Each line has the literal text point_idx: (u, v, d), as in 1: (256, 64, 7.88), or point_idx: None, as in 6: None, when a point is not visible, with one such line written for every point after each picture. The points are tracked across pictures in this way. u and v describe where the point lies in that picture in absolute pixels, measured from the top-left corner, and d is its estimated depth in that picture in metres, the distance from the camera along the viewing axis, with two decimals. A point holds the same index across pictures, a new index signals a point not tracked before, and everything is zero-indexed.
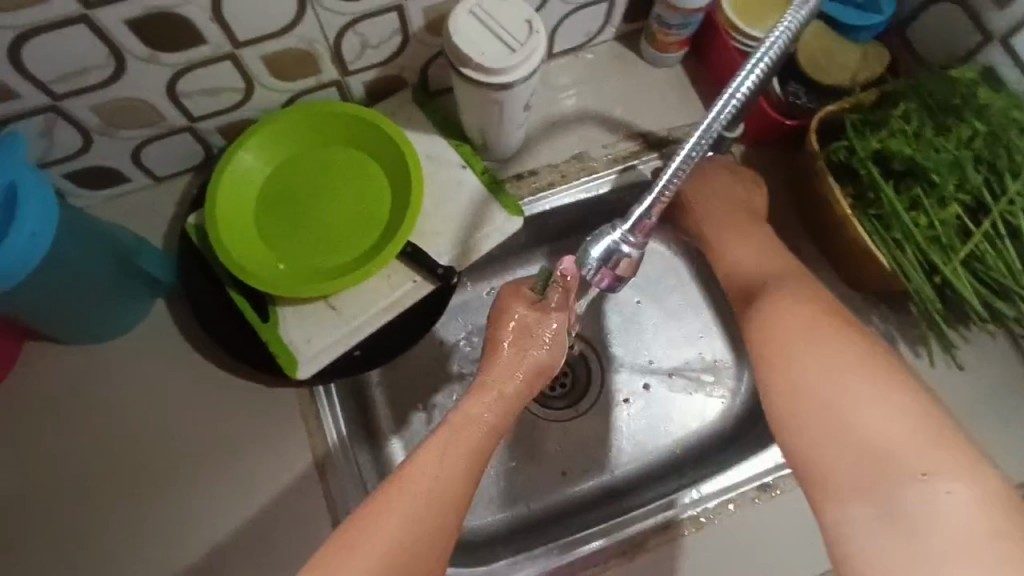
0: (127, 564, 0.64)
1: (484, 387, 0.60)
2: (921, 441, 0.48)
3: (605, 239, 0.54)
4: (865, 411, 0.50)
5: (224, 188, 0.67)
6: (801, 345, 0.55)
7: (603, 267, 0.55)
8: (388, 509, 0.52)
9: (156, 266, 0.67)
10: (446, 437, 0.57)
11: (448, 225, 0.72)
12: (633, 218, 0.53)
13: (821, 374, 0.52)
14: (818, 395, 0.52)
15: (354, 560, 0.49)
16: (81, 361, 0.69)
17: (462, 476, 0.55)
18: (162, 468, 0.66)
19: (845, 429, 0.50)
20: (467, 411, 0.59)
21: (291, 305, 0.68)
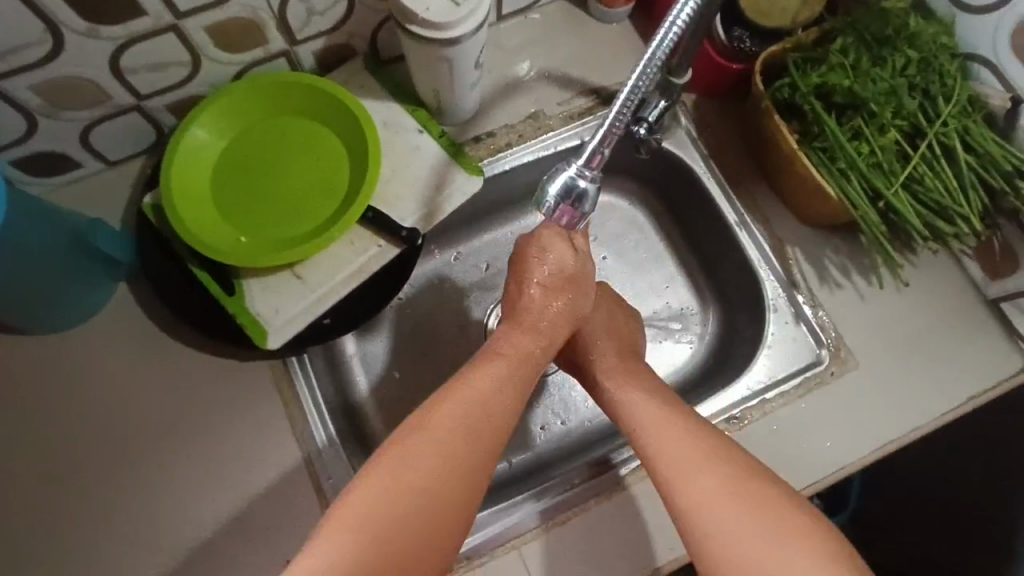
0: (109, 544, 0.64)
1: (524, 323, 0.63)
2: (764, 502, 0.52)
3: (560, 175, 0.52)
4: (720, 499, 0.52)
5: (179, 163, 0.67)
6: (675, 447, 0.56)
7: (562, 204, 0.52)
8: (435, 429, 0.55)
9: (111, 246, 0.66)
10: (495, 363, 0.60)
11: (408, 189, 0.73)
12: (587, 152, 0.51)
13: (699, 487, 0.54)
14: (682, 487, 0.54)
15: (404, 466, 0.52)
16: (45, 350, 0.68)
17: (508, 402, 0.58)
18: (137, 448, 0.66)
19: (715, 517, 0.52)
20: (512, 341, 0.62)
21: (256, 277, 0.68)
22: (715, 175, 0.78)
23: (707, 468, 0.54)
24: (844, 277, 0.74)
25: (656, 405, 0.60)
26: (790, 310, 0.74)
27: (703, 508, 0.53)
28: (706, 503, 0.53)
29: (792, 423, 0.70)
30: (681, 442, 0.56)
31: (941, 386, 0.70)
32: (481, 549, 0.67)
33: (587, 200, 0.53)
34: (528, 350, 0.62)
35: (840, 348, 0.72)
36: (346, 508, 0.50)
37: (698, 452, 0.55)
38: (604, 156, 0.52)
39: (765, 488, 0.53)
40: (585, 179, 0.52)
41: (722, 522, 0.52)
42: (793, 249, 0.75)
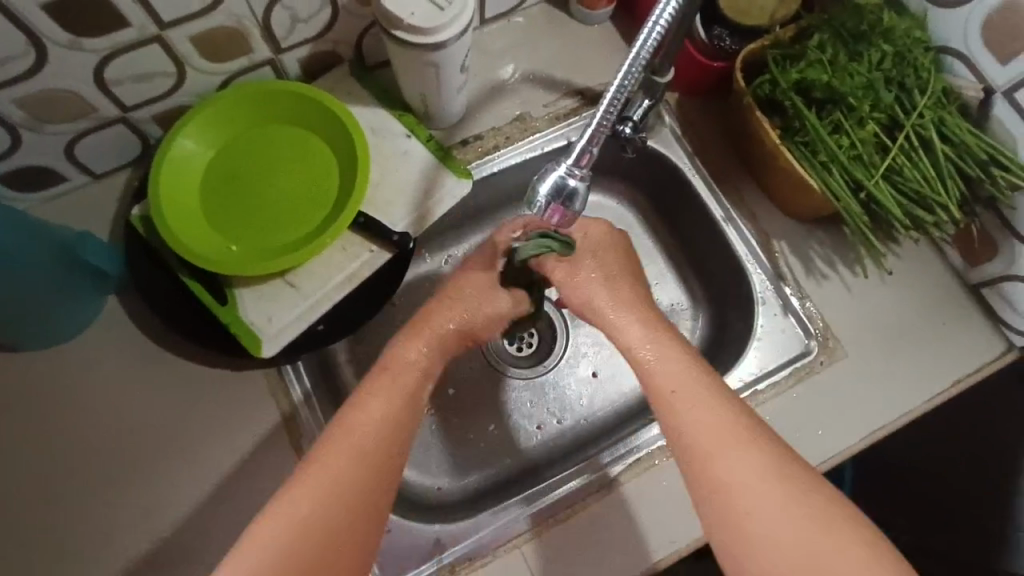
0: (107, 560, 0.63)
1: (417, 334, 0.60)
2: (812, 499, 0.49)
3: (550, 175, 0.53)
4: (781, 519, 0.49)
5: (167, 174, 0.66)
6: (735, 454, 0.51)
7: (552, 203, 0.53)
8: (327, 461, 0.52)
9: (100, 258, 0.66)
10: (384, 380, 0.57)
11: (398, 193, 0.73)
12: (576, 150, 0.52)
13: (757, 501, 0.49)
14: (736, 497, 0.50)
15: (297, 508, 0.50)
16: (36, 366, 0.68)
17: (403, 417, 0.56)
18: (132, 462, 0.66)
19: (769, 535, 0.48)
20: (398, 354, 0.59)
21: (248, 286, 0.68)
22: (701, 172, 0.79)
23: (774, 482, 0.50)
24: (830, 268, 0.76)
25: (705, 393, 0.54)
26: (779, 302, 0.76)
27: (747, 504, 0.49)
28: (753, 501, 0.49)
29: (784, 412, 0.71)
30: (741, 442, 0.51)
31: (926, 372, 0.72)
32: (482, 550, 0.67)
33: (577, 199, 0.53)
34: (419, 360, 0.59)
35: (828, 338, 0.73)
36: (241, 551, 0.49)
37: (758, 464, 0.50)
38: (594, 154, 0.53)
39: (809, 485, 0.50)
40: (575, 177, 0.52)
41: (763, 522, 0.49)
42: (779, 242, 0.77)
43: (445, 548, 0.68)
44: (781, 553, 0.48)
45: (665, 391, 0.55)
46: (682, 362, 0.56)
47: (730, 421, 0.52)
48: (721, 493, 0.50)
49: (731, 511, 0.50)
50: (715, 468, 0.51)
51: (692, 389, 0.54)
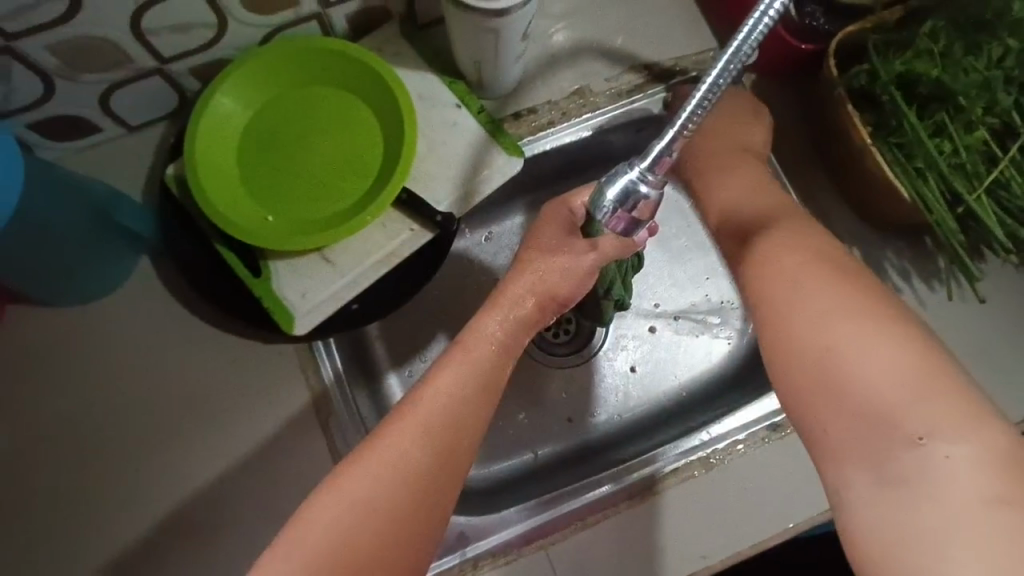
0: (129, 525, 0.63)
1: (501, 305, 0.57)
2: (930, 398, 0.44)
3: (621, 177, 0.47)
4: (854, 347, 0.46)
5: (204, 133, 0.63)
6: (815, 291, 0.50)
7: (619, 210, 0.47)
8: (402, 435, 0.50)
9: (133, 220, 0.64)
10: (460, 353, 0.55)
11: (445, 169, 0.68)
12: (652, 154, 0.45)
13: (832, 333, 0.48)
14: (802, 330, 0.49)
15: (367, 480, 0.48)
16: (67, 323, 0.66)
17: (474, 399, 0.53)
18: (159, 428, 0.65)
19: (848, 371, 0.46)
20: (479, 328, 0.56)
21: (284, 259, 0.65)
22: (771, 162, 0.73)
23: (846, 309, 0.48)
24: (904, 282, 0.70)
25: (808, 247, 0.54)
26: None
27: (847, 392, 0.46)
28: (828, 338, 0.48)
29: None
30: (820, 285, 0.50)
31: (1004, 405, 0.66)
32: (508, 548, 0.65)
33: (649, 206, 0.47)
34: (500, 333, 0.56)
35: None
36: (310, 513, 0.47)
37: (836, 292, 0.50)
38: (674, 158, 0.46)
39: (959, 411, 0.43)
40: (648, 183, 0.46)
41: (883, 435, 0.44)
42: (851, 248, 0.70)
43: (468, 542, 0.66)
44: (854, 379, 0.46)
45: (769, 268, 0.54)
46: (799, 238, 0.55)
47: (830, 287, 0.50)
48: (787, 330, 0.50)
49: (830, 401, 0.46)
50: (785, 299, 0.51)
51: (815, 274, 0.51)
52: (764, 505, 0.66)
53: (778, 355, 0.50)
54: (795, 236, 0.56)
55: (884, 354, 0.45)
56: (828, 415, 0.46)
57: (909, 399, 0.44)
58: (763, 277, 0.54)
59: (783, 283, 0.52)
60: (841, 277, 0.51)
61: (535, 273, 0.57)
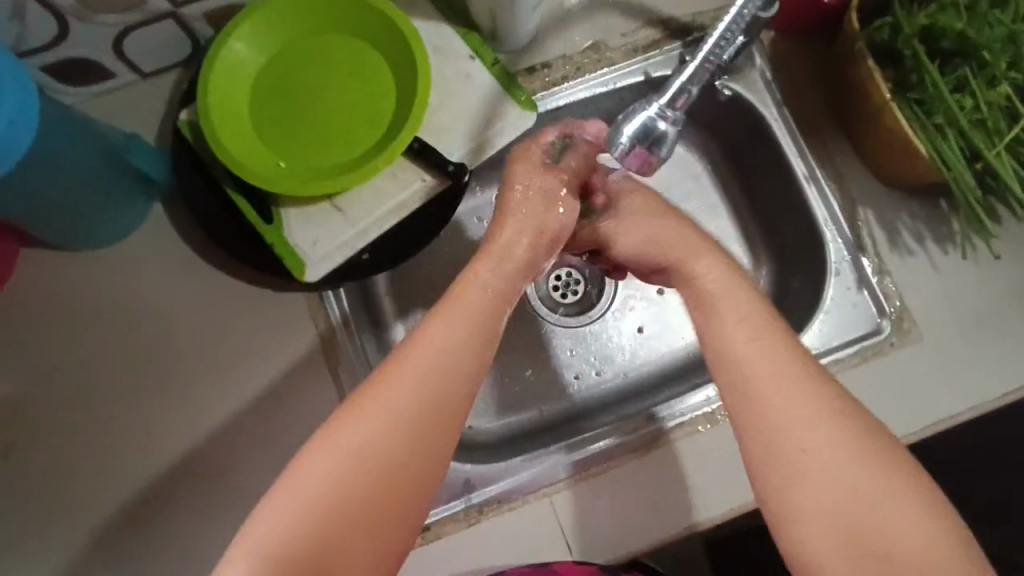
0: (144, 464, 0.64)
1: (492, 253, 0.56)
2: (891, 484, 0.43)
3: (639, 114, 0.52)
4: (810, 427, 0.44)
5: (217, 78, 0.62)
6: (766, 355, 0.47)
7: (637, 146, 0.52)
8: (397, 384, 0.48)
9: (148, 162, 0.65)
10: (454, 303, 0.53)
11: (458, 120, 0.68)
12: (671, 92, 0.52)
13: (788, 405, 0.45)
14: (762, 409, 0.46)
15: (362, 431, 0.46)
16: (82, 267, 0.67)
17: (470, 349, 0.50)
18: (172, 373, 0.66)
19: (811, 460, 0.44)
20: (471, 276, 0.55)
21: (295, 207, 0.65)
22: (787, 121, 0.72)
23: (800, 376, 0.46)
24: (916, 243, 0.70)
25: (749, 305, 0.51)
26: (853, 275, 0.70)
27: (811, 479, 0.43)
28: (787, 415, 0.45)
29: (844, 391, 0.67)
30: (767, 343, 0.48)
31: (1013, 365, 0.66)
32: (512, 495, 0.66)
33: (664, 144, 0.52)
34: (492, 281, 0.55)
35: (903, 318, 0.68)
36: (301, 468, 0.45)
37: (780, 353, 0.47)
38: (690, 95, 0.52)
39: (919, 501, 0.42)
40: (665, 119, 0.52)
41: (817, 468, 0.44)
42: (865, 210, 0.71)
43: (473, 489, 0.67)
44: (815, 461, 0.44)
45: (710, 327, 0.51)
46: (738, 288, 0.52)
47: (776, 347, 0.48)
48: (746, 407, 0.47)
49: (805, 484, 0.44)
50: (735, 367, 0.48)
51: (761, 336, 0.48)
52: None
53: (747, 432, 0.46)
54: (732, 286, 0.53)
55: (801, 372, 0.46)
56: (797, 507, 0.43)
57: (824, 420, 0.44)
58: (707, 341, 0.51)
59: (732, 344, 0.49)
60: (784, 336, 0.49)
61: (526, 206, 0.59)
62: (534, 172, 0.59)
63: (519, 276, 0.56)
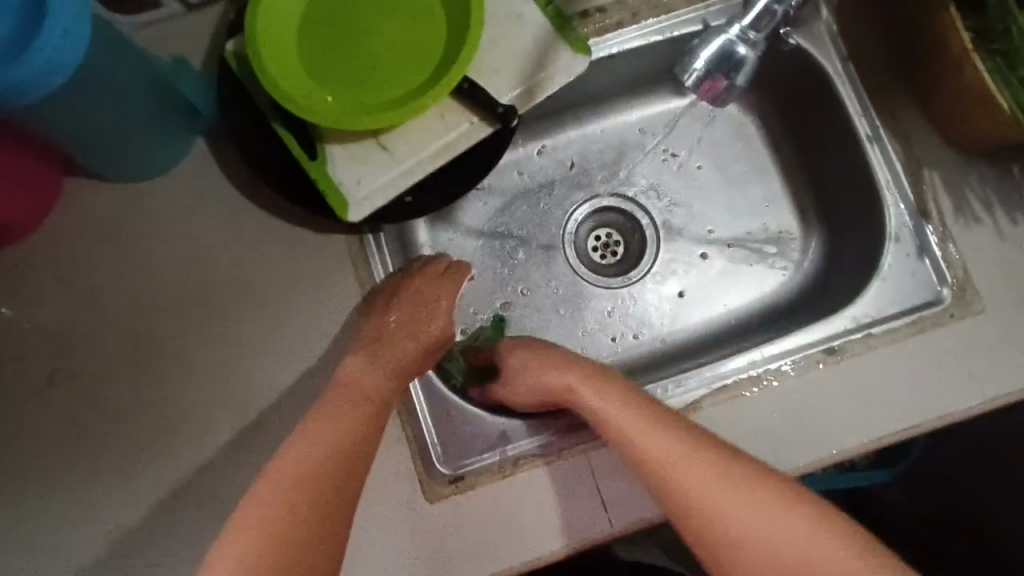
0: (185, 398, 0.65)
1: (375, 353, 0.63)
2: (807, 534, 0.49)
3: (720, 39, 0.61)
4: (717, 500, 0.51)
5: (267, 6, 0.61)
6: (669, 445, 0.54)
7: (713, 71, 0.62)
8: (277, 476, 0.54)
9: (195, 95, 0.64)
10: (332, 397, 0.60)
11: (509, 61, 0.65)
12: (750, 15, 0.61)
13: (699, 490, 0.51)
14: (680, 494, 0.52)
15: (261, 522, 0.52)
16: (126, 201, 0.67)
17: (353, 424, 0.58)
18: (215, 309, 0.66)
19: (731, 527, 0.50)
20: (349, 372, 0.62)
21: (340, 144, 0.63)
22: (851, 79, 0.69)
23: (705, 464, 0.52)
24: (985, 212, 0.66)
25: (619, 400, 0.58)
26: (914, 243, 0.67)
27: (746, 545, 0.50)
28: (704, 496, 0.51)
29: (897, 362, 0.64)
30: (665, 435, 0.54)
31: None
32: (549, 450, 0.65)
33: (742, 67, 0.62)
34: (367, 378, 0.62)
35: (966, 289, 0.65)
36: (216, 559, 0.50)
37: (675, 441, 0.54)
38: (772, 17, 0.61)
39: (838, 537, 0.49)
40: (744, 44, 0.62)
41: (744, 526, 0.50)
42: (931, 173, 0.67)
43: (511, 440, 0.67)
44: (739, 530, 0.50)
45: (612, 425, 0.57)
46: (619, 394, 0.59)
47: (671, 441, 0.54)
48: (671, 496, 0.52)
49: (741, 553, 0.50)
50: (653, 471, 0.53)
51: (655, 430, 0.55)
52: (811, 426, 0.63)
53: (683, 518, 0.52)
54: (605, 392, 0.59)
55: (678, 447, 0.53)
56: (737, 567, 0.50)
57: (722, 479, 0.51)
58: (611, 441, 0.57)
59: (635, 441, 0.55)
60: (670, 428, 0.55)
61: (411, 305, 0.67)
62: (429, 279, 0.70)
63: (393, 377, 0.63)
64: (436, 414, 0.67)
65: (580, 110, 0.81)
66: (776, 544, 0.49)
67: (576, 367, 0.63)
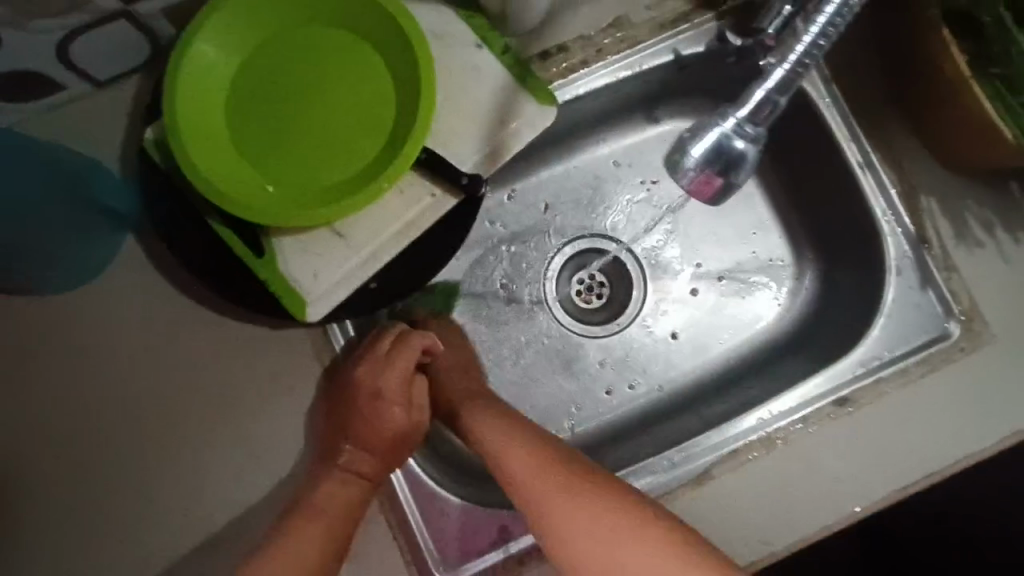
0: (143, 531, 0.58)
1: (338, 462, 0.58)
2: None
3: (714, 134, 0.62)
4: (587, 536, 0.49)
5: (185, 88, 0.53)
6: (533, 478, 0.53)
7: (706, 168, 0.65)
8: None
9: (113, 198, 0.57)
10: (301, 518, 0.55)
11: (468, 121, 0.59)
12: (751, 107, 0.58)
13: (570, 526, 0.50)
14: (588, 561, 0.49)
15: None
16: (49, 314, 0.59)
17: (318, 554, 0.54)
18: (168, 426, 0.59)
19: None
20: (319, 491, 0.57)
21: (290, 234, 0.56)
22: (836, 103, 0.65)
23: (573, 499, 0.50)
24: (987, 235, 0.62)
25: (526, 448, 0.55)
26: (917, 274, 0.63)
27: None
28: (614, 559, 0.48)
29: (911, 407, 0.61)
30: (544, 475, 0.53)
31: None
32: None
33: (740, 160, 0.63)
34: (339, 494, 0.57)
35: (974, 320, 0.62)
36: None
37: (543, 477, 0.52)
38: (772, 108, 0.58)
39: None
40: (741, 137, 0.61)
41: (612, 564, 0.48)
42: (928, 198, 0.63)
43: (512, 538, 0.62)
44: None
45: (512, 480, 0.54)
46: (503, 432, 0.57)
47: (538, 473, 0.53)
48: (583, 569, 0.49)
49: None
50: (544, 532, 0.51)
51: (537, 468, 0.53)
52: (828, 486, 0.59)
53: None
54: (500, 435, 0.57)
55: (525, 469, 0.53)
56: None
57: (595, 514, 0.49)
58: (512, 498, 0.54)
59: (537, 501, 0.52)
60: (556, 470, 0.53)
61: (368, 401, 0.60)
62: (382, 366, 0.61)
63: (364, 487, 0.58)
64: (426, 511, 0.62)
65: (549, 148, 0.75)
66: None
67: (486, 410, 0.60)
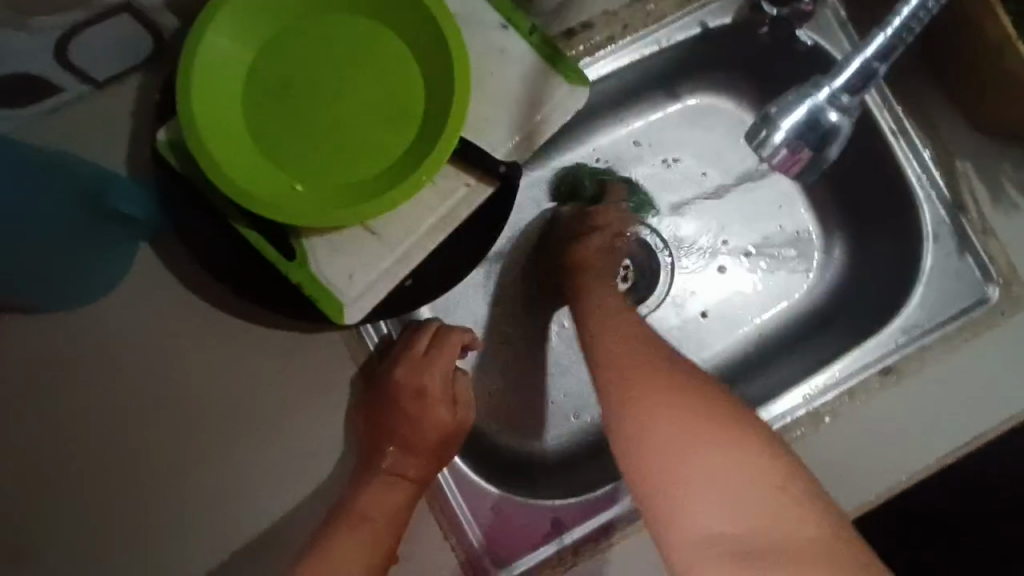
0: (183, 550, 0.56)
1: (380, 465, 0.57)
2: (757, 508, 0.43)
3: (805, 104, 0.48)
4: (681, 444, 0.46)
5: (201, 85, 0.49)
6: (637, 385, 0.51)
7: (794, 143, 0.49)
8: None
9: (129, 204, 0.52)
10: (345, 523, 0.54)
11: (499, 106, 0.56)
12: (844, 75, 0.48)
13: (666, 432, 0.47)
14: (669, 454, 0.46)
15: None
16: (65, 332, 0.56)
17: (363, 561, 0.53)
18: (201, 441, 0.57)
19: (696, 487, 0.45)
20: (363, 494, 0.55)
21: (320, 235, 0.54)
22: None
23: (670, 408, 0.48)
24: (1022, 197, 0.62)
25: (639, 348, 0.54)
26: (954, 240, 0.63)
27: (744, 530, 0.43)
28: (701, 455, 0.45)
29: (955, 374, 0.61)
30: (651, 380, 0.51)
31: None
32: (608, 532, 0.60)
33: (835, 136, 0.49)
34: (385, 497, 0.56)
35: (1012, 283, 0.62)
36: None
37: (653, 380, 0.51)
38: (870, 77, 0.47)
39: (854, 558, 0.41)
40: (836, 108, 0.49)
41: (697, 479, 0.45)
42: (963, 162, 0.63)
43: (563, 531, 0.61)
44: (707, 496, 0.44)
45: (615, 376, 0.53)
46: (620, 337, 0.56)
47: (650, 378, 0.51)
48: (660, 460, 0.46)
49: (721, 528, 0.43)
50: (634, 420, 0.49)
51: (641, 377, 0.51)
52: (878, 456, 0.59)
53: (672, 489, 0.46)
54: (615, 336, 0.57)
55: (642, 376, 0.51)
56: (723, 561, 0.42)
57: (695, 421, 0.47)
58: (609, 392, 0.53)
59: (641, 394, 0.50)
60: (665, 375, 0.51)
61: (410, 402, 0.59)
62: (422, 367, 0.59)
63: (409, 492, 0.57)
64: (474, 510, 0.61)
65: (570, 131, 0.73)
66: (713, 507, 0.44)
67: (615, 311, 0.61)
